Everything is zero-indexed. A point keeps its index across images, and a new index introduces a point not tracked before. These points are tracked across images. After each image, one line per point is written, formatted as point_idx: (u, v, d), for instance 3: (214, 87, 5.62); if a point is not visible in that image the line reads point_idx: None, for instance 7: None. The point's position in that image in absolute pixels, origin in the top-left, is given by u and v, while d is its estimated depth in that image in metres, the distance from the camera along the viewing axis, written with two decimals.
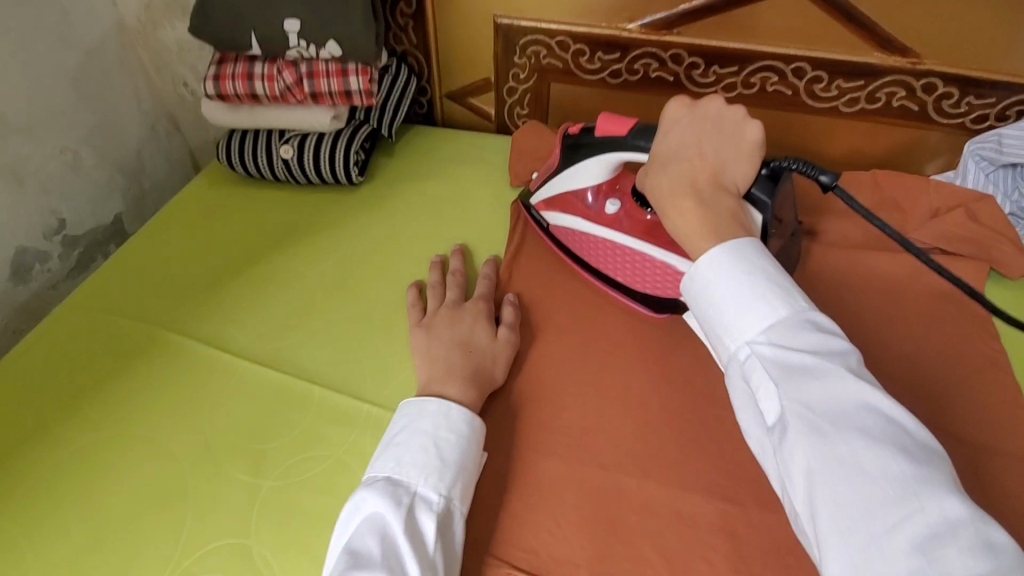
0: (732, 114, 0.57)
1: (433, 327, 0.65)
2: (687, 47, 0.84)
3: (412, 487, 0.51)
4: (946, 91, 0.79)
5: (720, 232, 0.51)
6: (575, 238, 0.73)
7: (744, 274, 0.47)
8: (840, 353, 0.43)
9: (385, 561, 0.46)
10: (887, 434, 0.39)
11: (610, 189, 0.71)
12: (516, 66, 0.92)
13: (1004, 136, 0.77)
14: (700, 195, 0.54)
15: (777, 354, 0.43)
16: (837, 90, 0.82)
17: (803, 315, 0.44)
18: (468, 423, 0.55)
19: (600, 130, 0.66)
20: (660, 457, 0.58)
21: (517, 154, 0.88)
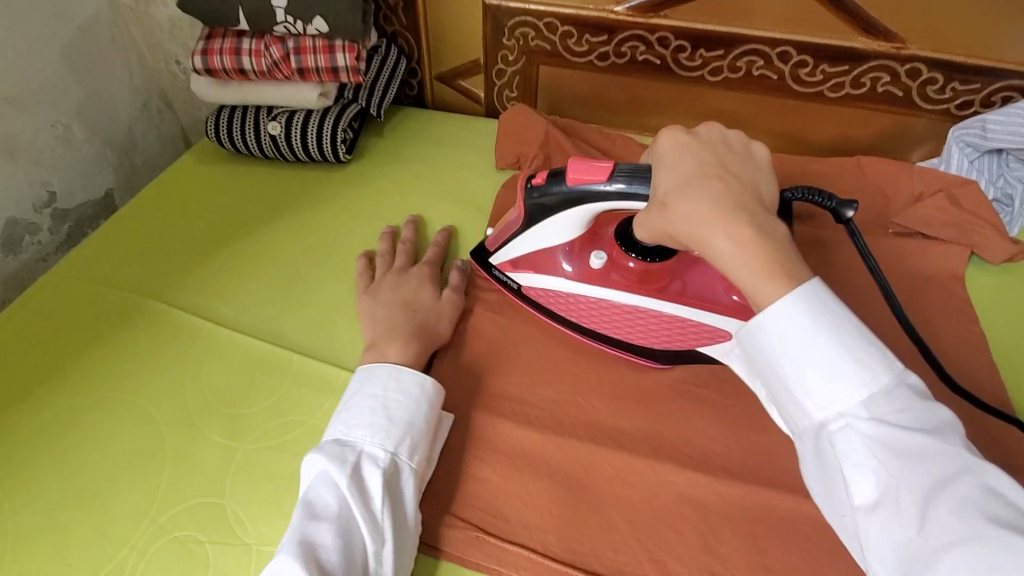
0: (735, 137, 0.51)
1: (379, 293, 0.68)
2: (674, 30, 0.84)
3: (360, 446, 0.52)
4: (930, 76, 0.79)
5: (784, 267, 0.42)
6: (556, 301, 0.66)
7: (828, 327, 0.40)
8: (944, 427, 0.38)
9: (337, 514, 0.48)
10: (1010, 521, 0.35)
11: (586, 242, 0.64)
12: (504, 48, 0.93)
13: (988, 122, 0.77)
14: (749, 218, 0.44)
15: (881, 433, 0.37)
16: (822, 75, 0.82)
17: (902, 380, 0.39)
18: (419, 383, 0.56)
19: (572, 179, 0.56)
20: (628, 428, 0.59)
21: (504, 136, 0.89)
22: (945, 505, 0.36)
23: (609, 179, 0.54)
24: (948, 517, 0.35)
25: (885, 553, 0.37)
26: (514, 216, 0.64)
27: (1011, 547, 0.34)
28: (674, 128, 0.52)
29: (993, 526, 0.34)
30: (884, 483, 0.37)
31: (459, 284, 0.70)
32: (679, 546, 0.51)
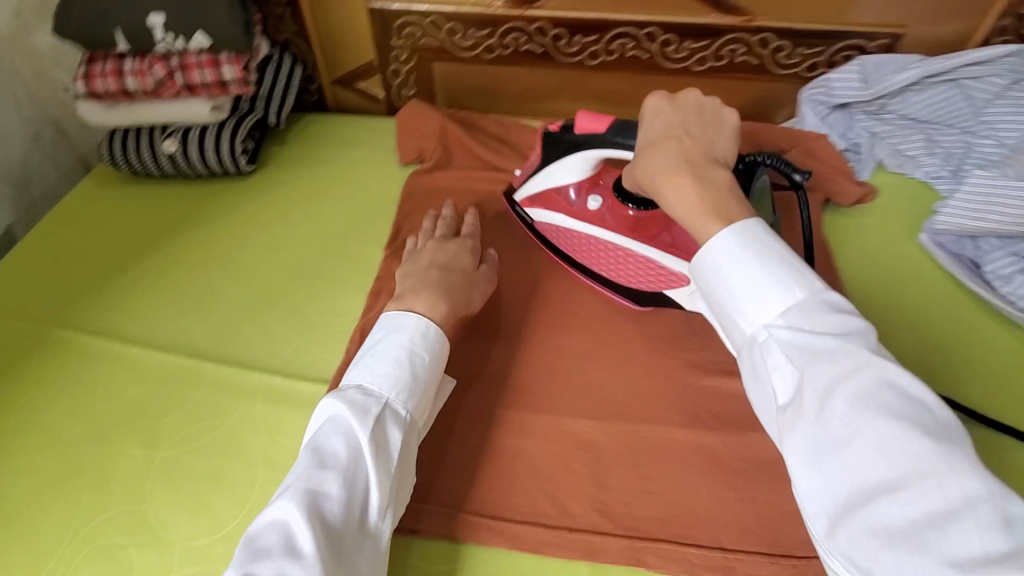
0: (710, 102, 0.59)
1: (419, 257, 0.70)
2: (549, 20, 0.89)
3: (381, 397, 0.55)
4: (779, 44, 0.87)
5: (723, 212, 0.52)
6: (558, 234, 0.74)
7: (758, 255, 0.50)
8: (860, 333, 0.47)
9: (347, 465, 0.50)
10: (908, 411, 0.43)
11: (592, 185, 0.72)
12: (394, 48, 0.96)
13: (831, 80, 0.87)
14: (697, 171, 0.54)
15: (794, 338, 0.47)
16: (687, 51, 0.90)
17: (819, 296, 0.48)
18: (439, 342, 0.59)
19: (578, 126, 0.66)
20: (529, 387, 0.64)
21: (403, 134, 0.92)
22: (847, 398, 0.44)
23: (616, 130, 0.63)
24: (848, 410, 0.44)
25: (790, 442, 0.46)
26: (533, 156, 0.73)
27: (899, 432, 0.42)
28: (659, 92, 0.62)
29: (891, 419, 0.43)
30: (798, 377, 0.47)
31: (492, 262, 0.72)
32: (576, 484, 0.57)
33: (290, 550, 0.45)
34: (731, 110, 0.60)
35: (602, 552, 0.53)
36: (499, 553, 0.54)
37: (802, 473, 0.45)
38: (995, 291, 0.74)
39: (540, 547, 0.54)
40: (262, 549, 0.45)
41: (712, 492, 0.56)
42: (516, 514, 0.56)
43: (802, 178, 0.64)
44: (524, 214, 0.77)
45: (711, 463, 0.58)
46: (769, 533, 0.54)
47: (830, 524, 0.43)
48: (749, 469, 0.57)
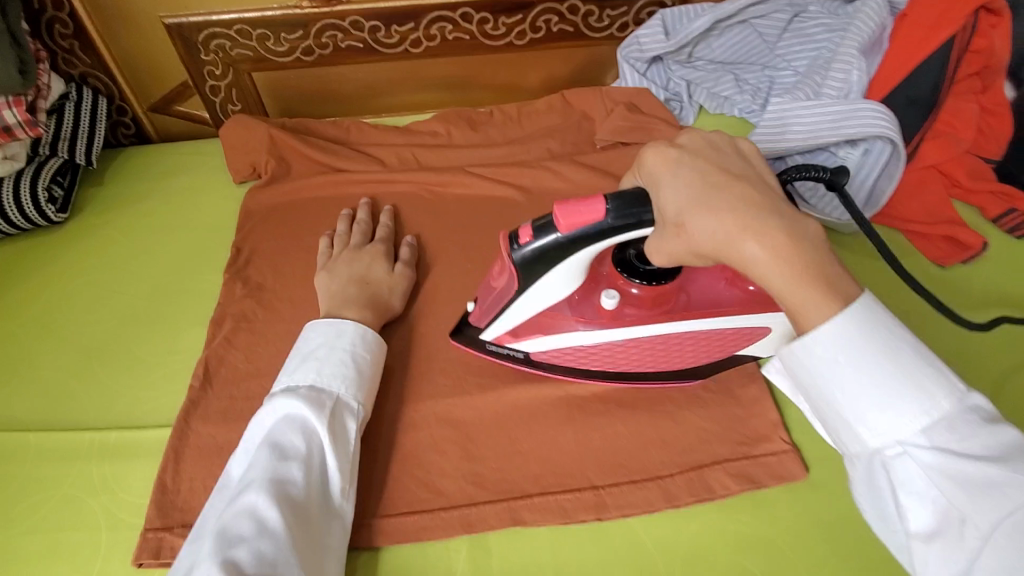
0: (717, 137, 0.47)
1: (334, 268, 0.68)
2: (361, 13, 0.87)
3: (333, 393, 0.54)
4: (587, 9, 0.91)
5: (828, 278, 0.39)
6: (578, 358, 0.58)
7: (876, 349, 0.37)
8: (1019, 455, 0.35)
9: (307, 454, 0.49)
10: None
11: (588, 290, 0.56)
12: (206, 64, 0.90)
13: (640, 37, 0.92)
14: (779, 225, 0.41)
15: (940, 462, 0.35)
16: (504, 28, 0.92)
17: (963, 401, 0.36)
18: (377, 342, 0.59)
19: (569, 225, 0.46)
20: (392, 382, 0.62)
21: (230, 151, 0.87)
22: (1007, 534, 0.33)
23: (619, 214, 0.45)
24: (1007, 540, 0.33)
25: (930, 568, 0.36)
26: (498, 280, 0.54)
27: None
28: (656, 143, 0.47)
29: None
30: (943, 508, 0.35)
31: (410, 259, 0.72)
32: (450, 464, 0.56)
33: (264, 535, 0.43)
34: (743, 140, 0.48)
35: (479, 522, 0.53)
36: (379, 552, 0.52)
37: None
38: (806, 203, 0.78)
39: (417, 536, 0.52)
40: (235, 537, 0.43)
41: (579, 439, 0.57)
42: (390, 510, 0.54)
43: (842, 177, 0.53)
44: (505, 350, 0.59)
45: (575, 411, 0.59)
46: (633, 463, 0.56)
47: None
48: (610, 409, 0.59)
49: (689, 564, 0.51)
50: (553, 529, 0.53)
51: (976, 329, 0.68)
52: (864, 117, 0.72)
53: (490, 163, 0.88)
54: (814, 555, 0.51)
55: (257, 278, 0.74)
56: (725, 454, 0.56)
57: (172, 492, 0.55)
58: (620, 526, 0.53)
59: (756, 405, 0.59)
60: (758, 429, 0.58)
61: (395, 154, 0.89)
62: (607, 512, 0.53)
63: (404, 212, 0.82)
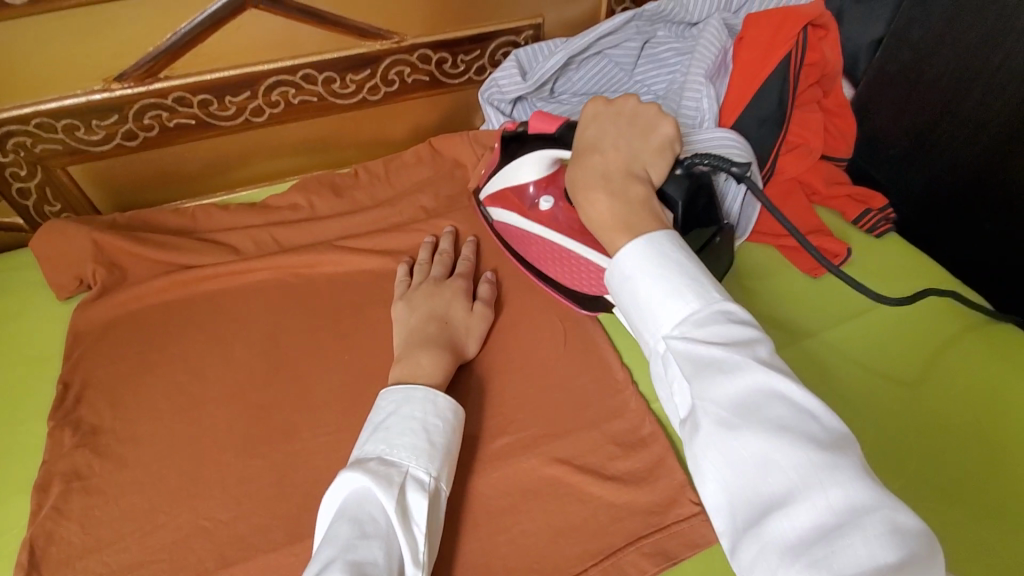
0: (645, 110, 0.56)
1: (413, 299, 0.67)
2: (185, 88, 0.78)
3: (403, 467, 0.49)
4: (439, 57, 0.87)
5: (634, 225, 0.49)
6: (518, 235, 0.71)
7: (661, 262, 0.44)
8: (753, 344, 0.39)
9: (382, 535, 0.44)
10: (800, 425, 0.36)
11: (549, 184, 0.68)
12: (6, 165, 0.77)
13: (498, 80, 0.89)
14: (615, 188, 0.52)
15: (687, 348, 0.40)
16: (354, 84, 0.85)
17: (715, 305, 0.41)
18: (454, 409, 0.55)
19: (533, 125, 0.65)
20: (264, 525, 0.54)
21: (47, 265, 0.74)
22: (730, 410, 0.37)
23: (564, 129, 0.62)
24: (735, 416, 0.37)
25: (691, 460, 0.39)
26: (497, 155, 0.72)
27: (789, 447, 0.34)
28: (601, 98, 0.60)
29: (777, 433, 0.35)
30: (690, 395, 0.39)
31: (489, 298, 0.69)
32: None
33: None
34: (668, 121, 0.55)
35: None
36: None
37: (702, 484, 0.38)
38: None
39: None
40: None
41: (483, 547, 0.53)
42: None
43: (743, 168, 0.58)
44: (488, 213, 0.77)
45: (473, 514, 0.55)
46: (543, 565, 0.52)
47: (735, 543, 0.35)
48: (513, 504, 0.55)
49: None
50: None
51: (853, 336, 0.70)
52: (722, 143, 0.71)
53: (360, 233, 0.81)
54: None
55: (91, 418, 0.62)
56: (637, 531, 0.53)
57: None
58: None
59: (662, 469, 0.57)
60: (667, 494, 0.55)
61: (250, 238, 0.80)
62: None
63: (269, 305, 0.73)
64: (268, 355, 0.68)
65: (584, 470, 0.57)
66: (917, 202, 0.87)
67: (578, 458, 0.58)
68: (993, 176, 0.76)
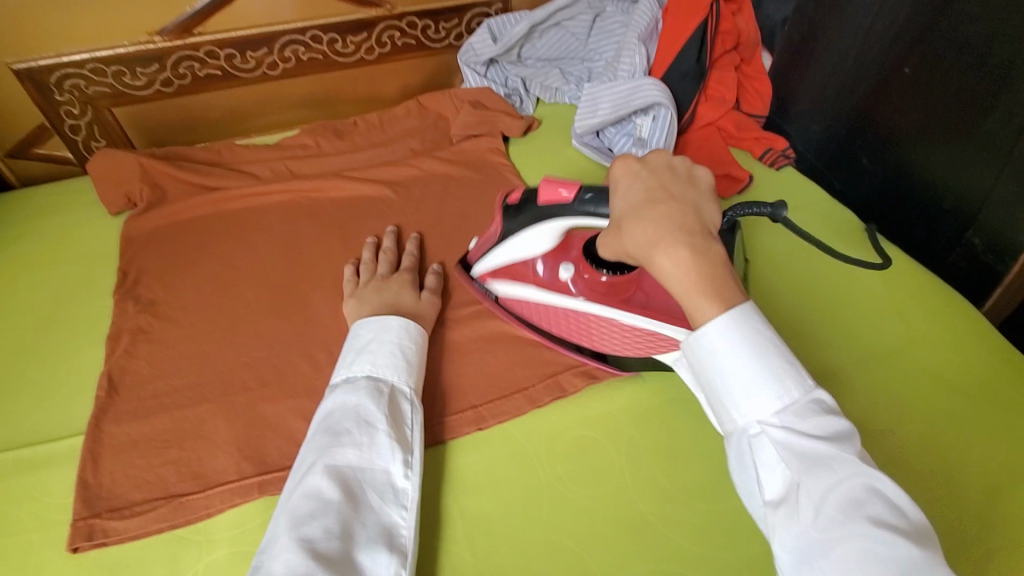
0: (683, 165, 0.54)
1: (362, 296, 0.74)
2: (214, 43, 0.94)
3: (388, 381, 0.61)
4: (424, 23, 1.05)
5: (725, 295, 0.47)
6: (533, 308, 0.73)
7: (759, 348, 0.46)
8: (846, 439, 0.44)
9: (362, 436, 0.56)
10: (896, 522, 0.41)
11: (559, 254, 0.71)
12: (61, 104, 0.93)
13: (474, 45, 1.07)
14: (690, 243, 0.48)
15: (791, 439, 0.43)
16: (354, 45, 1.03)
17: (810, 394, 0.45)
18: (422, 334, 0.68)
19: (544, 197, 0.64)
20: (291, 359, 0.71)
21: (101, 184, 0.90)
22: (837, 506, 0.42)
23: (579, 200, 0.61)
24: (839, 507, 0.42)
25: (782, 541, 0.43)
26: (494, 228, 0.72)
27: (892, 544, 0.40)
28: (625, 156, 0.56)
29: (880, 530, 0.40)
30: (791, 480, 0.43)
31: (435, 286, 0.77)
32: None
33: (329, 510, 0.50)
34: (701, 170, 0.54)
35: None
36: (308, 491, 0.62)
37: (795, 566, 0.43)
38: None
39: None
40: (305, 515, 0.49)
41: (458, 373, 0.71)
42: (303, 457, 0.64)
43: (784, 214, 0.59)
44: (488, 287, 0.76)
45: (451, 352, 0.73)
46: (503, 383, 0.70)
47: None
48: (481, 346, 0.74)
49: (553, 446, 0.65)
50: (446, 444, 0.65)
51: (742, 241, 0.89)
52: (650, 91, 0.91)
53: (359, 167, 0.99)
54: (641, 418, 0.67)
55: (147, 294, 0.79)
56: (572, 361, 0.72)
57: (95, 486, 0.60)
58: (498, 431, 0.66)
59: None
60: None
61: (269, 168, 0.97)
62: (486, 421, 0.66)
63: (285, 218, 0.90)
64: (286, 252, 0.85)
65: (535, 326, 0.76)
66: (817, 148, 1.07)
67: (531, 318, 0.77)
68: (868, 121, 0.96)
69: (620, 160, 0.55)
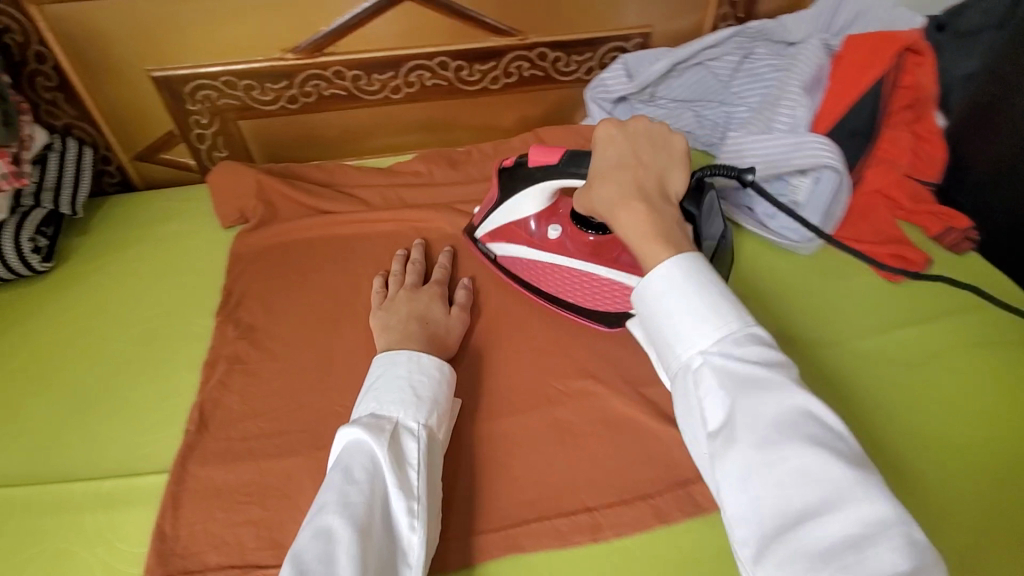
0: (658, 130, 0.62)
1: (393, 304, 0.71)
2: (343, 63, 0.92)
3: (393, 418, 0.56)
4: (556, 55, 0.98)
5: (676, 245, 0.54)
6: (529, 270, 0.75)
7: (698, 284, 0.50)
8: (782, 365, 0.47)
9: (370, 482, 0.50)
10: (830, 443, 0.44)
11: (550, 216, 0.75)
12: (192, 113, 0.94)
13: (605, 80, 0.98)
14: (650, 204, 0.57)
15: (725, 365, 0.47)
16: (479, 74, 0.98)
17: (746, 328, 0.49)
18: (437, 365, 0.61)
19: (534, 159, 0.68)
20: None
21: (219, 197, 0.89)
22: (771, 427, 0.44)
23: (567, 161, 0.66)
24: (774, 431, 0.44)
25: (722, 467, 0.46)
26: (495, 192, 0.75)
27: (824, 460, 0.42)
28: (610, 120, 0.63)
29: (813, 449, 0.43)
30: (728, 408, 0.46)
31: (465, 302, 0.74)
32: (452, 489, 0.60)
33: (336, 560, 0.45)
34: (680, 138, 0.62)
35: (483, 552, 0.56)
36: None
37: (734, 494, 0.45)
38: (771, 229, 0.86)
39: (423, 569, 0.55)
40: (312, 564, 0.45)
41: (570, 463, 0.62)
42: None
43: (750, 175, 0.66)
44: (490, 250, 0.78)
45: (565, 434, 0.64)
46: (620, 483, 0.60)
47: (758, 550, 0.43)
48: (599, 431, 0.64)
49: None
50: (550, 552, 0.56)
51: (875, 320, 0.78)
52: (811, 150, 0.79)
53: (471, 201, 0.92)
54: None
55: (248, 319, 0.75)
56: None
57: (171, 538, 0.56)
58: (612, 546, 0.57)
59: None
60: None
61: (380, 195, 0.92)
62: (600, 532, 0.57)
63: (392, 250, 0.85)
64: None
65: (663, 417, 0.64)
66: (1009, 228, 0.84)
67: (658, 404, 0.66)
68: None
69: (603, 122, 0.63)
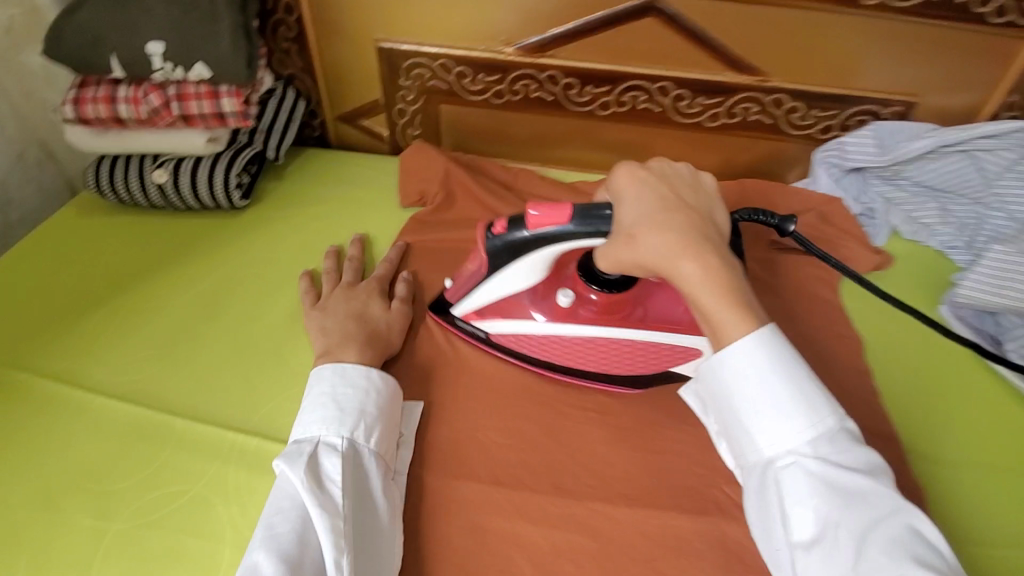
0: (684, 172, 0.58)
1: (328, 307, 0.70)
2: (561, 69, 0.88)
3: (316, 438, 0.56)
4: (793, 105, 0.87)
5: (746, 306, 0.51)
6: (534, 342, 0.68)
7: (786, 370, 0.49)
8: (879, 471, 0.47)
9: (300, 513, 0.52)
10: (933, 560, 0.42)
11: (554, 281, 0.67)
12: (402, 88, 0.94)
13: (846, 144, 0.85)
14: (716, 253, 0.52)
15: (823, 470, 0.46)
16: (699, 107, 0.89)
17: (841, 427, 0.48)
18: (363, 374, 0.61)
19: (533, 224, 0.58)
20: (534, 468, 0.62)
21: (405, 176, 0.88)
22: (874, 543, 0.43)
23: (576, 219, 0.57)
24: (876, 547, 0.43)
25: None
26: (477, 265, 0.65)
27: None
28: (628, 163, 0.57)
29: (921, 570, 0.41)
30: (820, 517, 0.45)
31: (404, 296, 0.73)
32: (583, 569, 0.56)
33: None
34: (708, 176, 0.59)
35: None
36: None
37: None
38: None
39: None
40: None
41: None
42: None
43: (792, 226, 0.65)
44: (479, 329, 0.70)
45: (721, 553, 0.56)
46: None
47: None
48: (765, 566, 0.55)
49: None
50: None
51: None
52: None
53: None
54: None
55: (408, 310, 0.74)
56: None
57: None
58: None
59: None
60: None
61: None
62: None
63: None
64: None
65: None
66: None
67: None
68: None
69: (625, 166, 0.57)
